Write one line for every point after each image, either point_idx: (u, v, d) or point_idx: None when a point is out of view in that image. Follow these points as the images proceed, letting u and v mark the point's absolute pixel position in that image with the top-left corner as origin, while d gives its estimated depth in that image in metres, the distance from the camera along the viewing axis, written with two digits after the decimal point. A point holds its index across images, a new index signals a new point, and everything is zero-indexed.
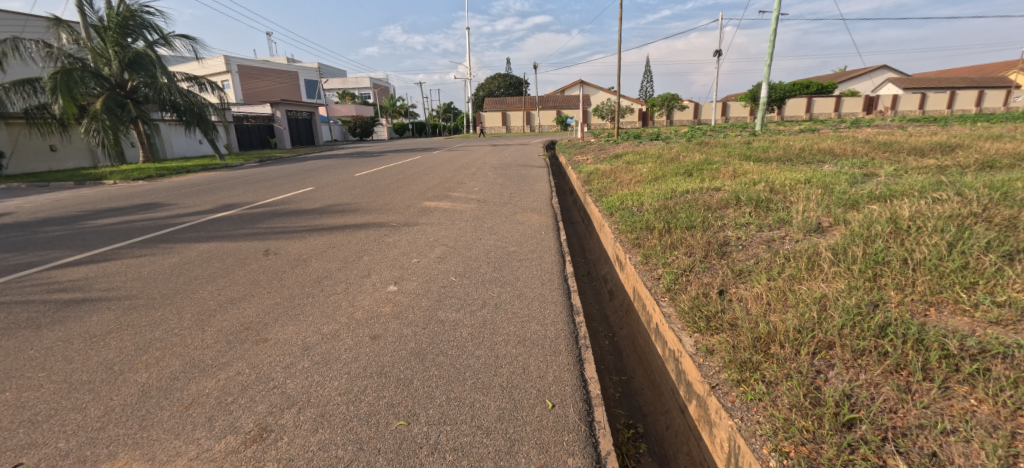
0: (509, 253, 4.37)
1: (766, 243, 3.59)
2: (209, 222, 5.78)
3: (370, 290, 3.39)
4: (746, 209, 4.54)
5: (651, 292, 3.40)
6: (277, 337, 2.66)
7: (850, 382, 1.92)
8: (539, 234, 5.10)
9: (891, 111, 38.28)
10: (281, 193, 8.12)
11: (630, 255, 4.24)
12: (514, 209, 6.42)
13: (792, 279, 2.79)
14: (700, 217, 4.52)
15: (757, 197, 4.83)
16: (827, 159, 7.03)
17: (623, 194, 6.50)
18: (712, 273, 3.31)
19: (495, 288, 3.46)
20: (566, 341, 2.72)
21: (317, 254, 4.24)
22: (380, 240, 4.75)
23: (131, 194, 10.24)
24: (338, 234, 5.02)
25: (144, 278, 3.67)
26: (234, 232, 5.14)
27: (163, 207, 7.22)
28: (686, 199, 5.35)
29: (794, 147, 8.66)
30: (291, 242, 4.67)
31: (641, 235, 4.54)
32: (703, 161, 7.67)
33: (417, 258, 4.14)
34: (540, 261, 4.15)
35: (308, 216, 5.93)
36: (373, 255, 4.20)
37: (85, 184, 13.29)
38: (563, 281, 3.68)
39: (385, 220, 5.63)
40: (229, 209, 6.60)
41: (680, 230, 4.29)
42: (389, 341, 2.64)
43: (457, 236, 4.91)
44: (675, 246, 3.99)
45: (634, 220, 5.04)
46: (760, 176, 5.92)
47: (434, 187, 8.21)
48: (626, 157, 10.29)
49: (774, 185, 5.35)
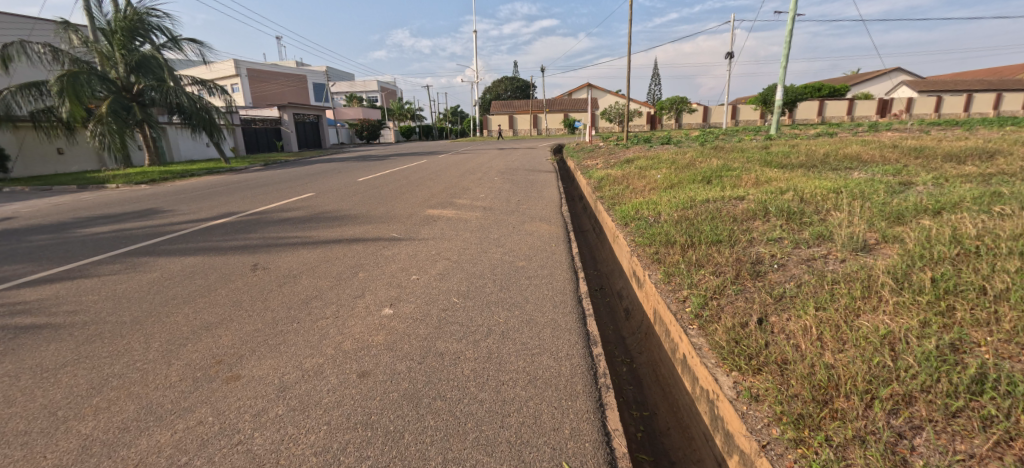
0: (517, 268, 4.01)
1: (805, 263, 3.22)
2: (199, 230, 5.50)
3: (363, 313, 3.05)
4: (777, 222, 4.16)
5: (676, 318, 3.05)
6: (251, 374, 2.32)
7: (946, 455, 1.56)
8: (550, 246, 4.74)
9: (906, 113, 37.50)
10: (280, 199, 7.84)
11: (649, 272, 3.88)
12: (522, 218, 6.07)
13: (845, 310, 2.43)
14: (726, 230, 4.14)
15: (787, 208, 4.44)
16: (855, 166, 6.61)
17: (638, 202, 6.14)
18: (745, 298, 2.96)
19: (502, 312, 3.10)
20: (583, 380, 2.36)
21: (309, 269, 3.91)
22: (378, 253, 4.43)
23: (131, 198, 10.02)
24: (333, 247, 4.70)
25: (117, 298, 3.36)
26: (223, 244, 4.84)
27: (157, 214, 6.96)
28: (707, 209, 4.97)
29: (817, 152, 8.25)
30: (282, 256, 4.36)
31: (660, 249, 4.18)
32: (721, 167, 7.28)
33: (418, 274, 3.81)
34: (551, 278, 3.79)
35: (305, 226, 5.62)
36: (369, 271, 3.87)
37: (87, 188, 13.08)
38: (577, 303, 3.33)
39: (385, 231, 5.30)
40: (224, 217, 6.32)
41: (705, 245, 3.92)
42: (379, 380, 2.29)
43: (460, 249, 4.57)
44: (700, 263, 3.63)
45: (653, 231, 4.66)
46: (788, 184, 5.52)
47: (438, 193, 7.90)
48: (639, 162, 9.91)
49: (803, 194, 4.97)
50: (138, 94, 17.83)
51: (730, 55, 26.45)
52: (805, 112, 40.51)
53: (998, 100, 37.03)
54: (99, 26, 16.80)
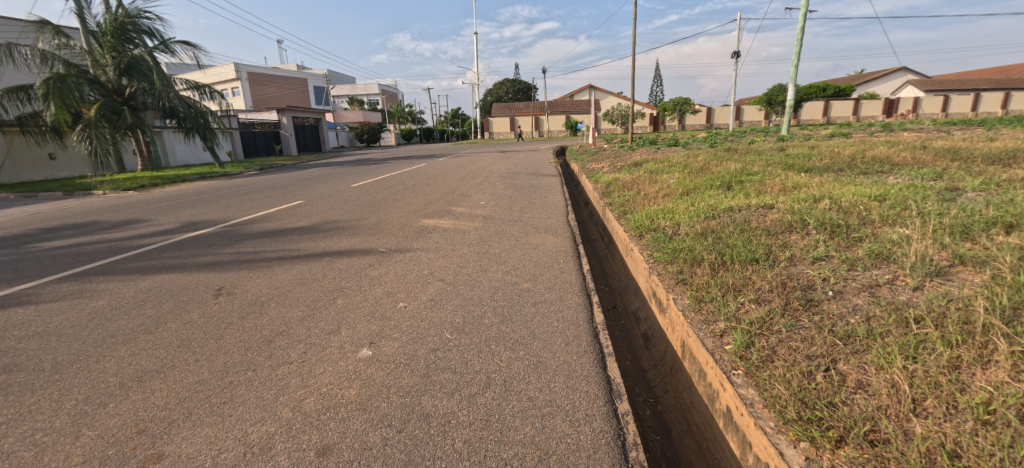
0: (522, 293, 3.46)
1: (867, 288, 2.70)
2: (169, 244, 4.97)
3: (335, 356, 2.51)
4: (818, 237, 3.64)
5: (716, 359, 2.51)
6: (179, 451, 1.81)
7: None
8: (558, 263, 4.20)
9: (914, 113, 36.91)
10: (266, 207, 7.32)
11: (674, 295, 3.35)
12: (526, 229, 5.56)
13: (944, 362, 1.94)
14: (761, 246, 3.61)
15: (828, 220, 3.91)
16: (888, 169, 6.07)
17: (652, 210, 5.61)
18: (800, 336, 2.45)
19: (505, 353, 2.58)
20: (609, 457, 1.83)
21: (280, 294, 3.38)
22: (362, 272, 3.89)
23: (111, 206, 9.46)
24: (313, 264, 4.16)
25: (47, 334, 2.82)
26: (190, 261, 4.30)
27: (131, 224, 6.42)
28: (734, 220, 4.44)
29: (840, 154, 7.72)
30: (253, 276, 3.81)
31: (686, 269, 3.65)
32: (741, 171, 6.73)
33: (406, 301, 3.27)
34: (560, 305, 3.25)
35: (287, 238, 5.10)
36: (350, 297, 3.33)
37: (73, 194, 12.56)
38: (594, 339, 2.79)
39: (374, 245, 4.77)
40: (201, 228, 5.78)
41: (738, 265, 3.39)
42: (344, 460, 1.76)
43: (457, 267, 4.03)
44: (736, 286, 3.11)
45: (676, 246, 4.13)
46: (821, 191, 4.98)
47: (435, 200, 7.39)
48: (648, 165, 9.36)
49: (842, 203, 4.44)
50: (130, 98, 17.35)
51: (736, 53, 25.92)
52: (810, 112, 39.96)
53: (1006, 99, 36.50)
54: (91, 28, 16.36)
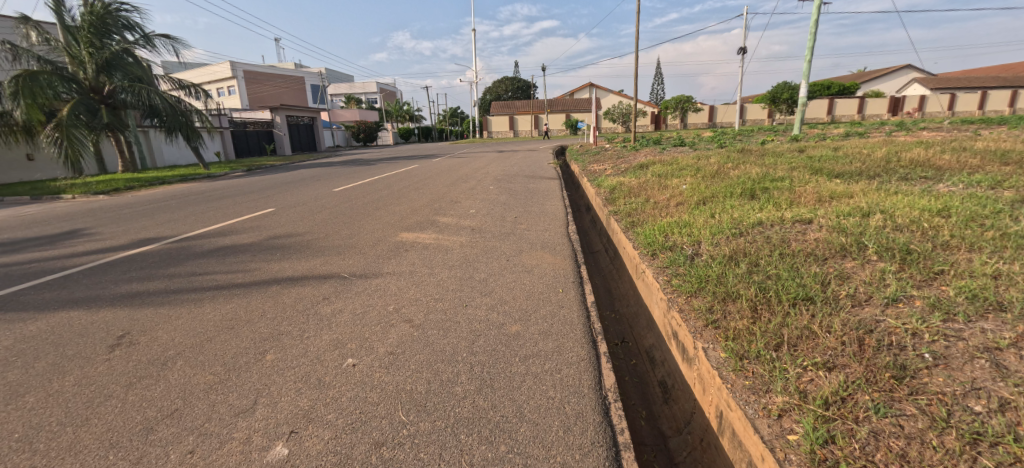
0: (509, 341, 2.70)
1: (983, 353, 1.98)
2: (94, 267, 4.23)
3: (233, 460, 1.75)
4: (884, 267, 2.88)
5: (778, 459, 1.77)
6: None
7: None
8: (556, 294, 3.44)
9: (919, 112, 36.15)
10: (232, 217, 6.57)
11: (704, 345, 2.60)
12: (519, 245, 4.81)
13: None
14: (814, 280, 2.86)
15: (892, 242, 3.15)
16: (932, 175, 5.29)
17: (665, 222, 4.86)
18: (905, 433, 1.71)
19: (479, 451, 1.83)
20: None
21: (195, 345, 2.62)
22: (311, 309, 3.13)
23: (71, 213, 8.70)
24: (255, 296, 3.41)
25: None
26: (108, 292, 3.57)
27: (74, 239, 5.69)
28: (768, 239, 3.69)
29: (869, 156, 6.93)
30: (175, 315, 3.08)
31: (716, 305, 2.89)
32: (763, 176, 5.96)
33: (356, 357, 2.50)
34: (558, 361, 2.50)
35: (237, 259, 4.34)
36: (284, 350, 2.56)
37: (39, 199, 11.77)
38: (604, 420, 2.04)
39: (338, 269, 4.01)
40: (144, 244, 5.04)
41: (787, 306, 2.63)
42: None
43: (431, 301, 3.27)
44: (788, 338, 2.37)
45: (701, 273, 3.36)
46: (868, 203, 4.20)
47: (420, 209, 6.63)
48: (654, 167, 8.64)
49: (897, 217, 3.67)
50: (108, 96, 16.57)
51: (743, 50, 25.01)
52: (814, 111, 39.19)
53: (1013, 98, 35.67)
54: (67, 23, 15.57)
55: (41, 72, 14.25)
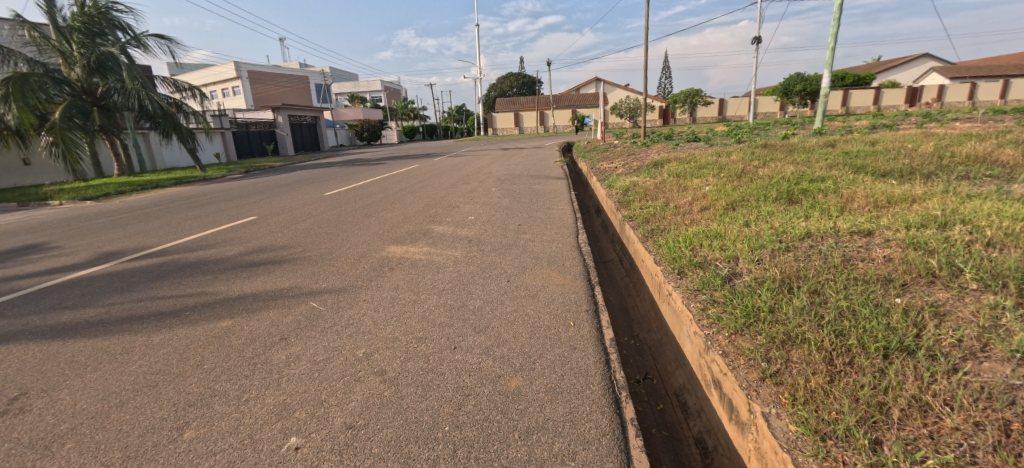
0: (506, 405, 2.07)
1: None
2: (29, 292, 3.65)
3: None
4: (995, 301, 2.20)
5: None
6: None
7: None
8: (567, 329, 2.79)
9: (938, 102, 34.99)
10: (208, 226, 6.00)
11: (764, 408, 1.95)
12: (523, 260, 4.18)
13: None
14: (905, 320, 2.17)
15: (998, 266, 2.44)
16: (1000, 173, 4.55)
17: (691, 231, 4.18)
18: None
19: None
20: None
21: (98, 416, 2.02)
22: (264, 354, 2.52)
23: (49, 222, 8.20)
24: (199, 332, 2.80)
25: None
26: (29, 325, 2.99)
27: (31, 254, 5.15)
28: (825, 258, 3.01)
29: (914, 151, 6.20)
30: (93, 362, 2.47)
31: (774, 352, 2.22)
32: (799, 175, 5.28)
33: (303, 433, 1.88)
34: (572, 438, 1.87)
35: (195, 280, 3.76)
36: (212, 422, 1.96)
37: (25, 206, 11.33)
38: None
39: (308, 293, 3.40)
40: (98, 262, 4.47)
41: (878, 360, 1.97)
42: None
43: (412, 342, 2.63)
44: (890, 413, 1.73)
45: (748, 303, 2.68)
46: (939, 209, 3.49)
47: (414, 216, 6.00)
48: (670, 165, 7.97)
49: (986, 229, 2.97)
50: (101, 98, 16.08)
51: (757, 40, 24.06)
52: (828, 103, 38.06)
53: None
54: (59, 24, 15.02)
55: (30, 74, 13.78)
